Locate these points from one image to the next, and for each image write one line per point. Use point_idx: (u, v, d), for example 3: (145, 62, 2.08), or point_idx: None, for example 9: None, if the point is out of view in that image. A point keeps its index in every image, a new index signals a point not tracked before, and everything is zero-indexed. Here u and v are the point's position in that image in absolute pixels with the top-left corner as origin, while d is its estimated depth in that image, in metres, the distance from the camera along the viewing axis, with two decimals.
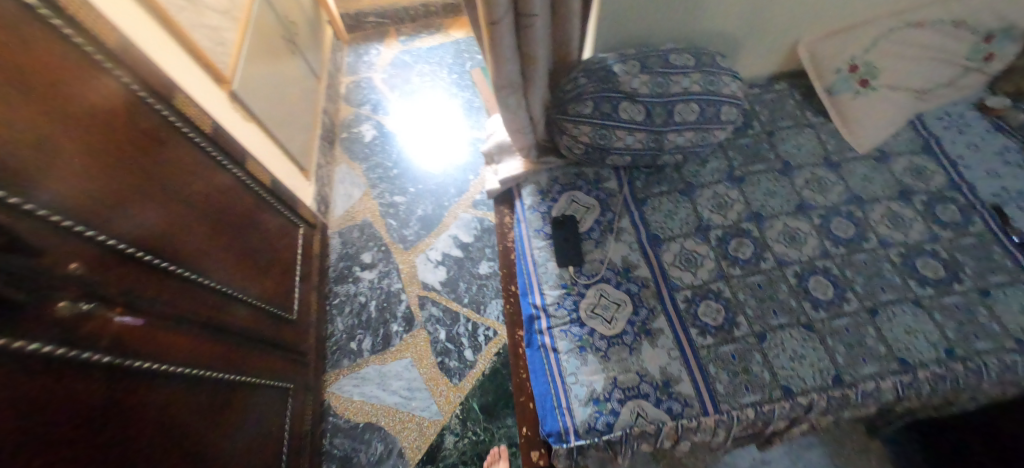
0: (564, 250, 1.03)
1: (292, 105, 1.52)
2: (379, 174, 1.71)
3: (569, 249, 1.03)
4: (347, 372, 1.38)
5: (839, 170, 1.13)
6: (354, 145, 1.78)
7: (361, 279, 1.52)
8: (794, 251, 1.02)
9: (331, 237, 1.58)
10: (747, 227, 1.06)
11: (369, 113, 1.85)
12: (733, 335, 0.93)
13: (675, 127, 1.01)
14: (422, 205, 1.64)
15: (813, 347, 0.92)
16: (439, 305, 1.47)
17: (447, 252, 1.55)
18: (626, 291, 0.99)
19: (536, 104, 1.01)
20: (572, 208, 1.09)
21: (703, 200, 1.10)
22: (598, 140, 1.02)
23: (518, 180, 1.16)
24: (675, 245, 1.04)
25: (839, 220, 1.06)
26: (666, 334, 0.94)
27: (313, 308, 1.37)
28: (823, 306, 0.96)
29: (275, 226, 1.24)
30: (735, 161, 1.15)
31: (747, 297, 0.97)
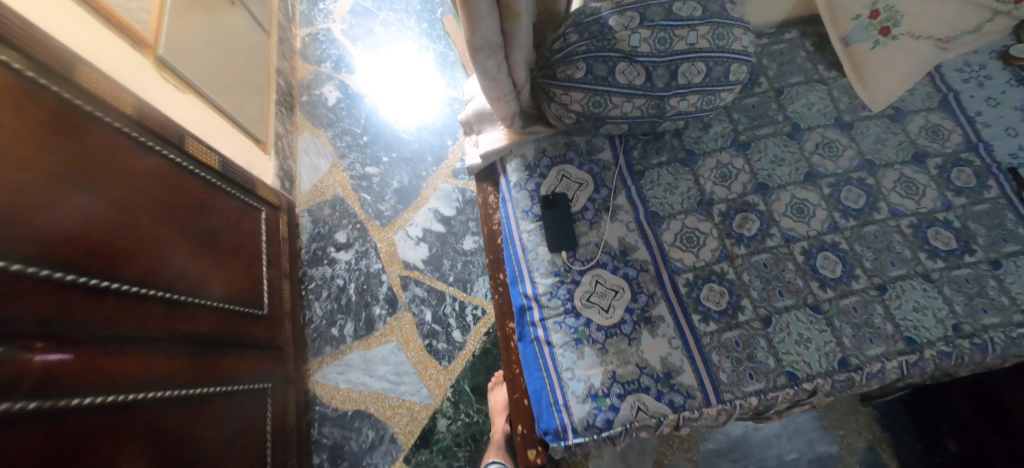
0: (556, 234, 0.94)
1: (240, 69, 1.32)
2: (348, 142, 1.55)
3: (561, 232, 0.94)
4: (330, 360, 1.32)
5: (851, 132, 1.04)
6: (317, 110, 1.59)
7: (338, 261, 1.41)
8: (801, 225, 0.95)
9: (299, 215, 1.45)
10: (753, 200, 0.97)
11: (331, 72, 1.65)
12: (736, 320, 0.88)
13: (677, 90, 0.88)
14: (398, 175, 1.50)
15: (819, 329, 0.87)
16: (423, 285, 1.38)
17: (428, 227, 1.44)
18: (623, 276, 0.92)
19: (520, 67, 0.87)
20: (563, 185, 0.98)
21: (705, 171, 1.00)
22: (592, 108, 0.89)
23: (502, 153, 1.03)
24: (675, 222, 0.96)
25: (849, 188, 0.99)
26: (666, 322, 0.88)
27: (286, 296, 1.27)
28: (830, 285, 0.90)
29: (235, 213, 1.11)
30: (740, 125, 1.04)
31: (752, 278, 0.91)
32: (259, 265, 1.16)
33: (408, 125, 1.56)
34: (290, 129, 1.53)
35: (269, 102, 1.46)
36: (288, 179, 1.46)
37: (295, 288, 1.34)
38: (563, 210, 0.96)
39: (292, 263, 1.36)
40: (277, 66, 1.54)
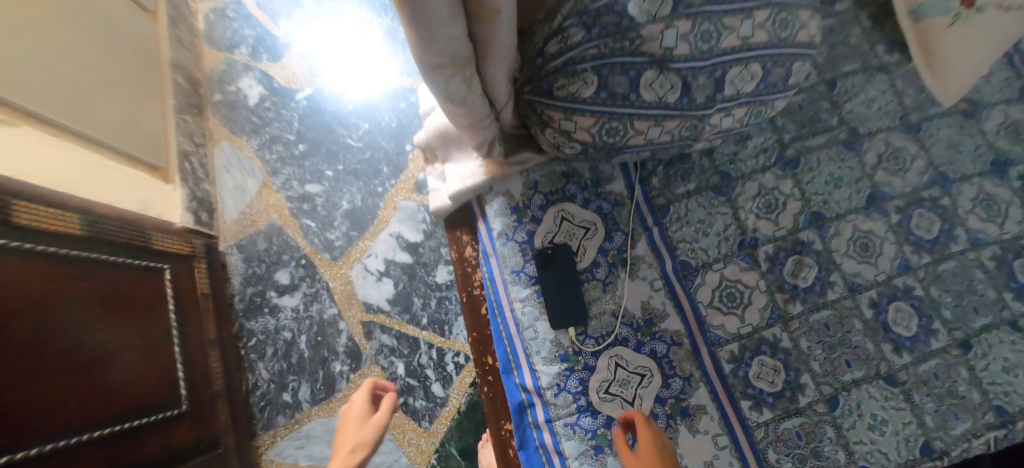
0: (559, 304, 0.70)
1: (114, 69, 0.97)
2: (279, 153, 1.22)
3: (567, 301, 0.70)
4: (286, 433, 1.09)
5: (919, 136, 0.82)
6: (235, 113, 1.24)
7: (282, 308, 1.14)
8: (867, 268, 0.75)
9: (227, 253, 1.16)
10: (808, 238, 0.75)
11: (247, 60, 1.28)
12: (797, 404, 0.69)
13: (721, 104, 0.62)
14: (348, 193, 1.20)
15: (895, 408, 0.70)
16: (391, 331, 1.14)
17: (390, 259, 1.17)
18: (650, 353, 0.70)
19: (500, 82, 0.58)
20: (564, 232, 0.74)
21: (746, 200, 0.77)
22: (605, 137, 0.63)
23: (478, 191, 0.76)
24: (712, 275, 0.73)
25: (921, 213, 0.78)
26: (709, 412, 0.69)
27: (218, 368, 1.01)
28: (906, 347, 0.72)
29: (124, 287, 0.82)
30: (785, 134, 0.81)
31: (811, 345, 0.71)
32: (169, 348, 0.88)
33: (354, 126, 1.24)
34: (202, 142, 1.19)
35: (167, 111, 1.11)
36: (206, 209, 1.14)
37: (229, 350, 1.08)
38: (568, 270, 0.71)
39: (222, 320, 1.08)
40: (171, 58, 1.16)
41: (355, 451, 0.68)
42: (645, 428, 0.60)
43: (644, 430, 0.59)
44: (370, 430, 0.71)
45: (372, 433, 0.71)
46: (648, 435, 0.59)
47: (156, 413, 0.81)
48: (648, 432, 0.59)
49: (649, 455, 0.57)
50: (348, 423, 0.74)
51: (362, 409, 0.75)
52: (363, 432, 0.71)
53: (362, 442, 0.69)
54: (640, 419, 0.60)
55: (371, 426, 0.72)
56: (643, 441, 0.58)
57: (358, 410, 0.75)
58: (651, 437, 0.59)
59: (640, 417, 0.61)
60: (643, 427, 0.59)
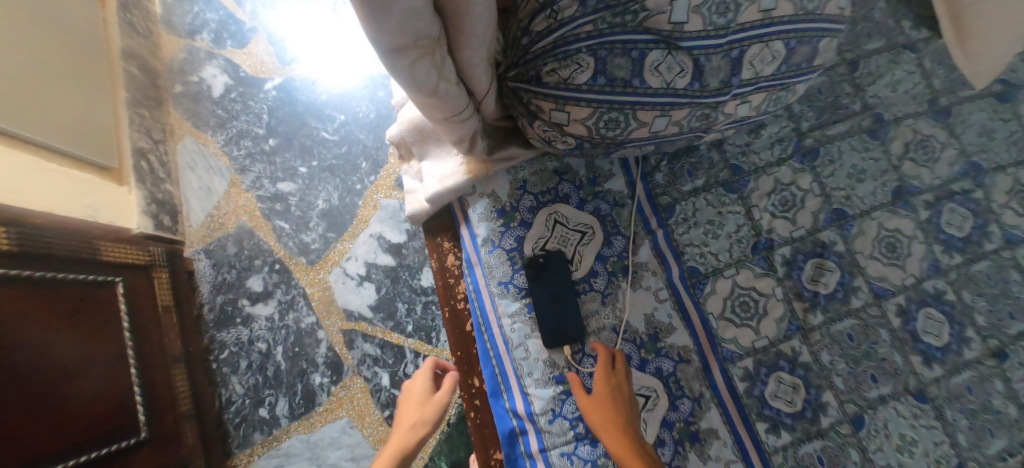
0: (554, 320, 0.62)
1: (55, 58, 0.86)
2: (248, 149, 1.12)
3: (563, 316, 0.62)
4: (262, 451, 1.01)
5: (950, 122, 0.74)
6: (199, 106, 1.14)
7: (256, 317, 1.06)
8: (894, 271, 0.67)
9: (194, 259, 1.07)
10: (829, 239, 0.68)
11: (210, 47, 1.16)
12: (817, 426, 0.62)
13: (738, 89, 0.53)
14: (324, 191, 1.11)
15: (926, 427, 0.63)
16: (374, 340, 1.06)
17: (371, 262, 1.09)
18: (655, 372, 0.63)
19: (478, 67, 0.49)
20: (558, 237, 0.66)
21: (760, 197, 0.69)
22: (603, 130, 0.54)
23: (460, 192, 0.67)
24: (723, 282, 0.66)
25: (952, 207, 0.70)
26: (721, 437, 0.62)
27: (183, 387, 0.92)
28: (937, 358, 0.65)
29: (61, 309, 0.72)
30: (802, 122, 0.73)
31: (833, 358, 0.64)
32: (124, 371, 0.79)
33: (329, 118, 1.14)
34: (162, 138, 1.08)
35: (119, 104, 1.00)
36: (168, 212, 1.05)
37: (198, 365, 0.99)
38: (563, 280, 0.63)
39: (188, 333, 0.99)
40: (122, 46, 1.04)
41: (411, 433, 0.63)
42: (604, 368, 0.60)
43: (603, 371, 0.59)
44: (429, 412, 0.64)
45: (431, 418, 0.64)
46: (606, 376, 0.59)
47: (104, 448, 0.72)
48: (607, 374, 0.59)
49: (604, 397, 0.57)
50: (411, 397, 0.67)
51: (423, 383, 0.67)
52: (422, 413, 0.64)
53: (419, 424, 0.63)
54: (603, 357, 0.60)
55: (431, 407, 0.65)
56: (600, 383, 0.58)
57: (420, 387, 0.67)
58: (608, 378, 0.59)
59: (604, 356, 0.60)
60: (603, 367, 0.59)
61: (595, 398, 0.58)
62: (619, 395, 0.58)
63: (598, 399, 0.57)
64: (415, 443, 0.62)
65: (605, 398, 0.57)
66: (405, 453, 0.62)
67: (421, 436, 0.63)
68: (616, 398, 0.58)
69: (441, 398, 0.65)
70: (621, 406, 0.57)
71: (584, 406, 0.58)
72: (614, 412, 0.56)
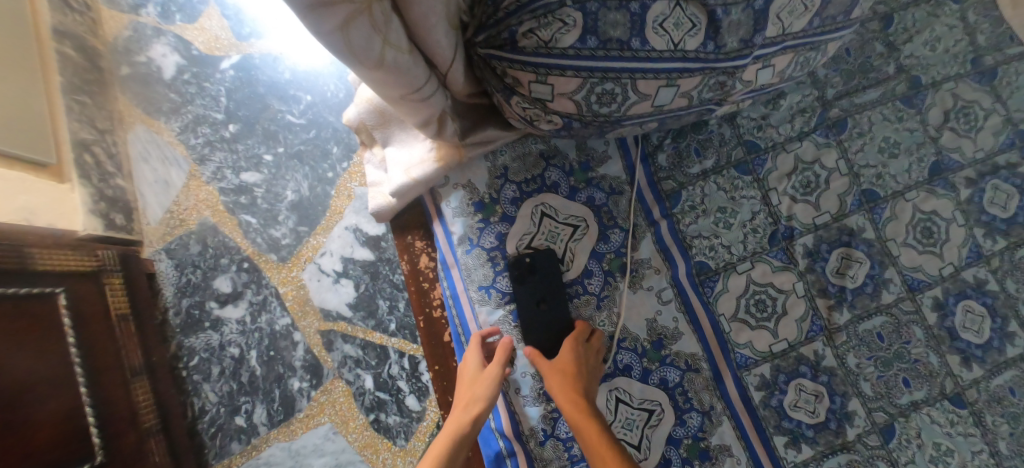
0: (541, 329, 0.55)
1: None
2: (207, 136, 1.02)
3: (552, 324, 0.55)
4: (241, 461, 0.92)
5: (996, 84, 0.64)
6: (149, 90, 1.02)
7: (226, 321, 0.97)
8: (930, 260, 0.59)
9: (155, 260, 0.97)
10: (857, 225, 0.59)
11: (157, 23, 1.04)
12: (843, 438, 0.55)
13: (760, 50, 0.44)
14: (293, 181, 1.01)
15: (964, 435, 0.55)
16: (354, 340, 0.98)
17: (348, 257, 1.00)
18: (660, 383, 0.55)
19: (437, 29, 0.38)
20: (546, 233, 0.57)
21: (779, 179, 0.60)
22: (595, 106, 0.44)
23: (430, 183, 0.57)
24: (737, 279, 0.58)
25: (996, 184, 0.61)
26: (735, 454, 0.54)
27: (145, 400, 0.82)
28: (977, 357, 0.57)
29: None
30: (828, 89, 0.63)
31: (861, 361, 0.56)
32: (73, 391, 0.69)
33: (294, 99, 1.04)
34: (108, 127, 0.97)
35: (52, 93, 0.88)
36: (121, 210, 0.95)
37: (163, 374, 0.90)
38: (554, 283, 0.55)
39: (150, 342, 0.89)
40: (53, 24, 0.92)
41: (466, 417, 0.50)
42: (573, 335, 0.53)
43: (575, 342, 0.52)
44: (483, 388, 0.51)
45: (488, 397, 0.51)
46: (573, 342, 0.52)
47: None
48: (575, 340, 0.52)
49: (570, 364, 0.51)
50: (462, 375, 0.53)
51: (473, 356, 0.54)
52: (476, 392, 0.51)
53: (473, 406, 0.50)
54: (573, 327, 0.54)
55: (485, 382, 0.51)
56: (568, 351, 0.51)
57: (471, 361, 0.53)
58: (579, 348, 0.52)
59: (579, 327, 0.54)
60: (576, 338, 0.53)
61: (560, 364, 0.51)
62: (586, 362, 0.52)
63: (562, 363, 0.51)
64: (470, 425, 0.50)
65: (571, 364, 0.51)
66: (461, 438, 0.49)
67: (477, 418, 0.50)
68: (581, 369, 0.51)
69: (494, 372, 0.52)
70: (585, 375, 0.51)
71: (548, 373, 0.51)
72: (578, 381, 0.50)
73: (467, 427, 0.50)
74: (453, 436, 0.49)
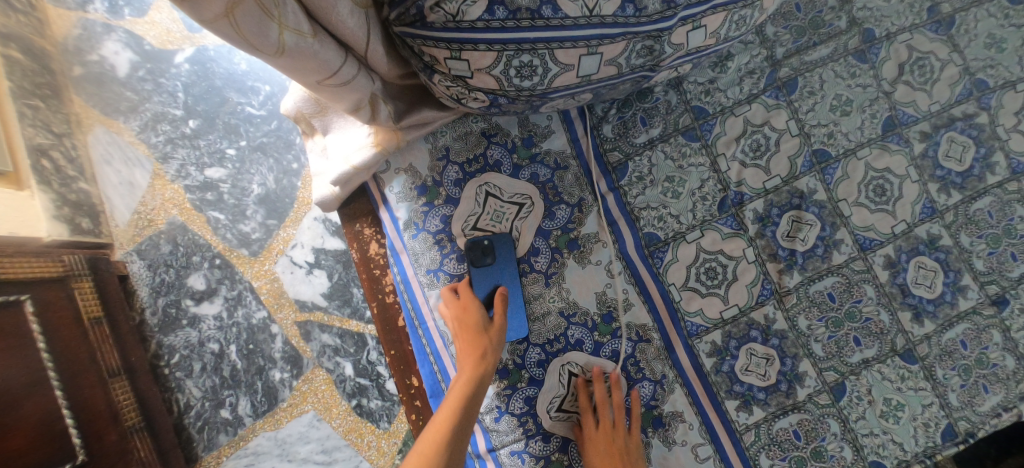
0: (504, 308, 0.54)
1: None
2: (167, 133, 1.00)
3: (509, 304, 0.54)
4: (229, 452, 0.94)
5: (953, 34, 0.63)
6: (104, 89, 0.99)
7: (203, 317, 0.97)
8: (883, 218, 0.59)
9: (126, 261, 0.96)
10: (808, 187, 0.59)
11: (106, 19, 1.01)
12: (793, 399, 0.55)
13: (685, 10, 0.42)
14: (258, 174, 1.01)
15: (913, 389, 0.56)
16: (332, 329, 0.99)
17: (319, 248, 1.01)
18: (611, 355, 0.55)
19: (341, 6, 0.36)
20: (491, 213, 0.56)
21: (727, 144, 0.59)
22: (515, 80, 0.43)
23: (372, 169, 0.56)
24: (686, 248, 0.57)
25: (951, 137, 0.61)
26: (687, 420, 0.54)
27: (127, 399, 0.84)
28: (929, 312, 0.57)
29: None
30: (777, 48, 0.61)
31: (814, 322, 0.57)
32: (49, 394, 0.70)
33: (252, 90, 1.02)
34: (65, 131, 0.95)
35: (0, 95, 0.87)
36: (86, 214, 0.94)
37: (143, 375, 0.90)
38: (502, 255, 0.55)
39: (126, 343, 0.89)
40: None
41: (479, 365, 0.49)
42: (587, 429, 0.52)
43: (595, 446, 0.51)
44: (490, 336, 0.51)
45: (497, 345, 0.51)
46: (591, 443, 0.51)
47: None
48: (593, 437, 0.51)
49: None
50: (461, 330, 0.52)
51: (470, 311, 0.52)
52: (482, 340, 0.50)
53: (488, 355, 0.50)
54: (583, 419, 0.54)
55: (492, 331, 0.51)
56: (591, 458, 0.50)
57: (471, 313, 0.52)
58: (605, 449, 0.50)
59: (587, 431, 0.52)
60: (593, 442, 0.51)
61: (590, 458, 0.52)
62: (600, 465, 0.49)
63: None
64: (487, 370, 0.49)
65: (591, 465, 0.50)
66: (477, 387, 0.48)
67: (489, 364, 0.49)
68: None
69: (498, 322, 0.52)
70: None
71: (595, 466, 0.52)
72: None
73: (484, 376, 0.49)
74: (468, 387, 0.48)
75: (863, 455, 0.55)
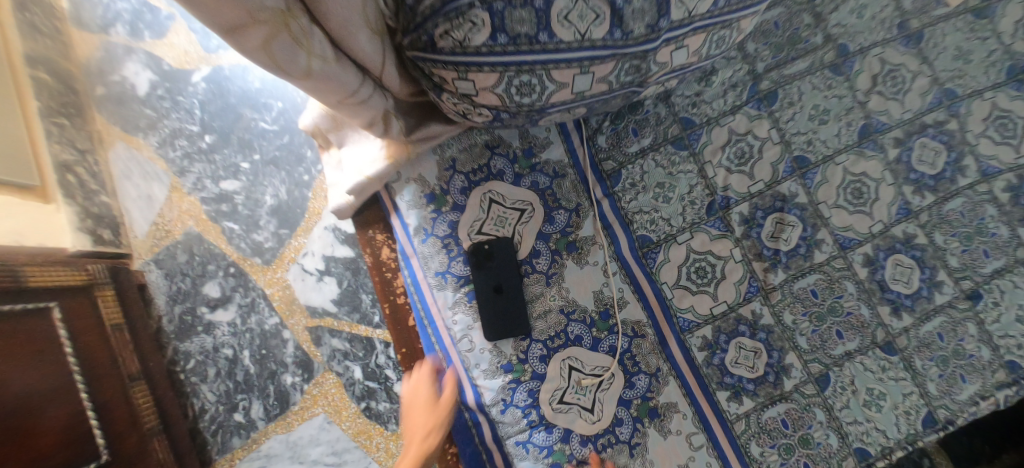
0: (506, 307, 0.58)
1: None
2: (185, 148, 1.05)
3: (511, 304, 0.58)
4: (243, 455, 0.97)
5: (922, 47, 0.67)
6: (125, 108, 1.05)
7: (217, 324, 1.01)
8: (861, 219, 0.63)
9: (144, 271, 1.01)
10: (790, 191, 0.63)
11: (127, 41, 1.06)
12: (781, 389, 0.59)
13: (668, 33, 0.46)
14: (271, 186, 1.05)
15: (894, 379, 0.60)
16: (341, 334, 1.02)
17: (330, 256, 1.04)
18: (609, 350, 0.58)
19: (361, 36, 0.41)
20: (494, 218, 0.60)
21: (713, 152, 0.64)
22: (516, 97, 0.48)
23: (384, 180, 0.60)
24: (677, 249, 0.62)
25: (923, 143, 0.65)
26: (681, 410, 0.58)
27: (146, 403, 0.88)
28: (907, 306, 0.61)
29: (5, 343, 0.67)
30: (758, 63, 0.66)
31: (798, 317, 0.61)
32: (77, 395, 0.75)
33: (266, 107, 1.07)
34: (88, 147, 1.01)
35: (29, 115, 0.92)
36: (108, 226, 0.99)
37: (161, 380, 0.94)
38: (505, 257, 0.59)
39: (144, 349, 0.93)
40: (25, 51, 0.94)
41: (428, 436, 0.54)
42: None
43: None
44: (440, 413, 0.55)
45: (445, 417, 0.55)
46: None
47: None
48: None
49: None
50: (416, 406, 0.57)
51: (425, 387, 0.58)
52: (432, 413, 0.55)
53: (435, 426, 0.54)
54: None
55: (441, 408, 0.56)
56: None
57: (423, 393, 0.57)
58: None
59: None
60: None
61: None
62: None
63: None
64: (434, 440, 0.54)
65: None
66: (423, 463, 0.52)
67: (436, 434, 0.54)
68: None
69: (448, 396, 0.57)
70: None
71: None
72: None
73: (432, 450, 0.53)
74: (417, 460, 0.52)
75: (849, 442, 0.58)
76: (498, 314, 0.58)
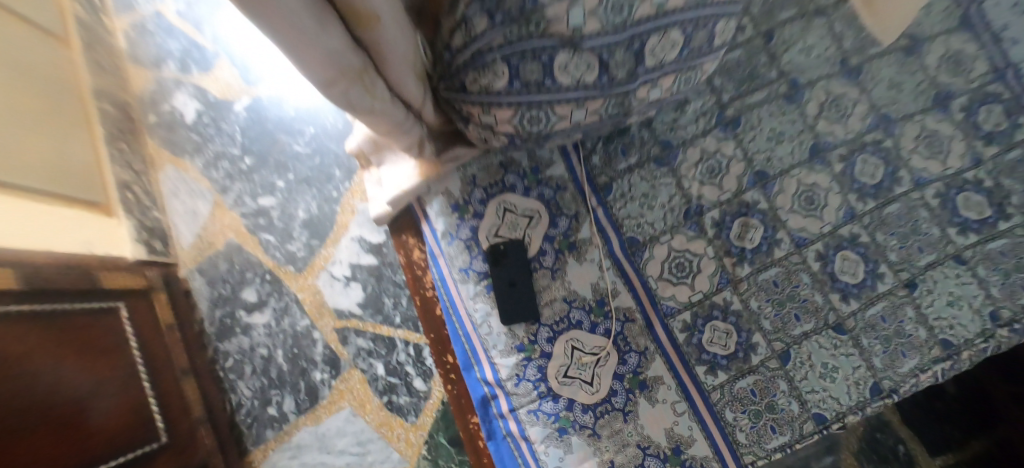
0: (519, 298, 0.70)
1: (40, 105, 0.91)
2: (227, 169, 1.18)
3: (522, 293, 0.70)
4: (276, 445, 1.07)
5: (861, 79, 0.80)
6: (174, 134, 1.18)
7: (254, 326, 1.12)
8: (813, 222, 0.75)
9: (188, 278, 1.13)
10: (753, 199, 0.76)
11: (176, 75, 1.20)
12: (749, 363, 0.70)
13: (644, 76, 0.59)
14: (303, 202, 1.18)
15: (845, 354, 0.71)
16: (365, 334, 1.13)
17: (356, 263, 1.16)
18: (605, 333, 0.70)
19: (409, 82, 0.54)
20: (508, 224, 0.73)
21: (689, 167, 0.77)
22: (528, 126, 0.61)
23: (417, 193, 0.74)
24: (660, 248, 0.74)
25: (864, 158, 0.78)
26: (666, 382, 0.69)
27: (195, 395, 0.98)
28: (853, 293, 0.73)
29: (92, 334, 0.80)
30: (724, 94, 0.79)
31: (762, 303, 0.73)
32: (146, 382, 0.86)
33: (299, 132, 1.19)
34: (143, 169, 1.14)
35: (96, 141, 1.05)
36: (159, 238, 1.11)
37: (206, 377, 1.05)
38: (517, 256, 0.71)
39: (191, 348, 1.05)
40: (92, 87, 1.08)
41: None
42: None
43: None
44: None
45: None
46: None
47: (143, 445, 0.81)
48: None
49: None
50: None
51: None
52: None
53: None
54: None
55: None
56: None
57: None
58: None
59: None
60: None
61: None
62: None
63: None
64: None
65: None
66: None
67: None
68: None
69: None
70: None
71: None
72: None
73: None
74: None
75: (807, 407, 0.69)
76: (512, 303, 0.70)
